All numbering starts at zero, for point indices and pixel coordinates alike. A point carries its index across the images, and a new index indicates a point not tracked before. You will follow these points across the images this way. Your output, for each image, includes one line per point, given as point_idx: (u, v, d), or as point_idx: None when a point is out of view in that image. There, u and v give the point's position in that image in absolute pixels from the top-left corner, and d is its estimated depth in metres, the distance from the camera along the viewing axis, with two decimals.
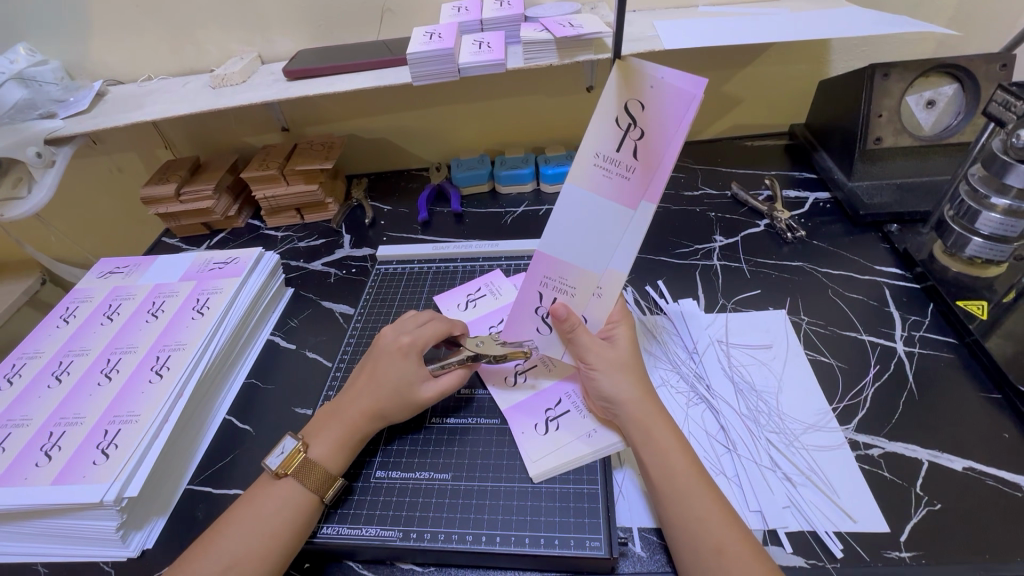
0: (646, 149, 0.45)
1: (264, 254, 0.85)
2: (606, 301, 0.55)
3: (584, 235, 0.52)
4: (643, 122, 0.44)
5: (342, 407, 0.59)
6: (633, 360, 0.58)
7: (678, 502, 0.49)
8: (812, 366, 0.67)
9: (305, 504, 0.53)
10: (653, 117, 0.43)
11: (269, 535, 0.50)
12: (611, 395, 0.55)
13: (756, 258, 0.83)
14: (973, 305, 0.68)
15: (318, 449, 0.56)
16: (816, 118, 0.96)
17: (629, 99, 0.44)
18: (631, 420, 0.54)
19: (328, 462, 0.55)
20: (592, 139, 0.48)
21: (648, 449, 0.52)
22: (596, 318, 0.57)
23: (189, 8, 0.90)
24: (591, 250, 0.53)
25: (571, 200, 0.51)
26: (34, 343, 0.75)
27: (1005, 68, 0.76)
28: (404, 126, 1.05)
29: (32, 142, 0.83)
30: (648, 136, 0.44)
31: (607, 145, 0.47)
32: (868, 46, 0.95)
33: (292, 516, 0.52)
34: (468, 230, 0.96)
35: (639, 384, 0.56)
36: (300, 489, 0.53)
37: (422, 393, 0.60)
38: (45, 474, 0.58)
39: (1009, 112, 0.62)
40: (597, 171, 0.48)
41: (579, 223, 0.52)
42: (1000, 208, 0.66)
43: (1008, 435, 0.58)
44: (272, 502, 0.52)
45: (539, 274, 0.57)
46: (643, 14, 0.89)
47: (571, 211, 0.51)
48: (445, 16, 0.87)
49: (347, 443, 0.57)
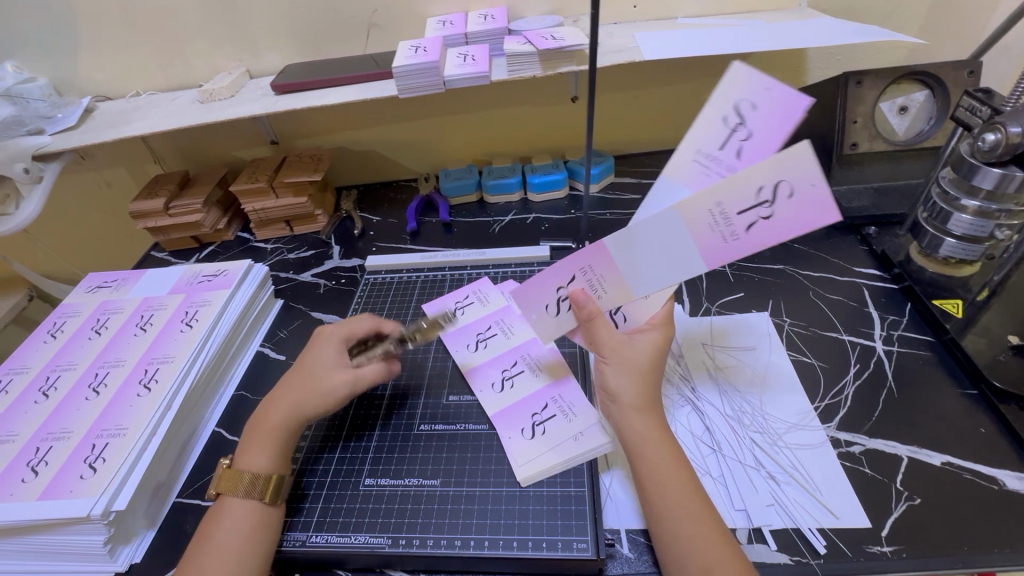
0: (763, 232, 0.43)
1: (254, 266, 0.86)
2: (651, 301, 0.58)
3: (650, 257, 0.49)
4: (781, 207, 0.42)
5: (265, 416, 0.59)
6: (651, 360, 0.55)
7: (669, 519, 0.49)
8: (794, 367, 0.68)
9: (259, 514, 0.53)
10: (788, 210, 0.42)
11: (230, 549, 0.50)
12: (618, 391, 0.54)
13: (739, 262, 0.84)
14: (948, 303, 0.70)
15: (249, 459, 0.56)
16: (795, 125, 0.98)
17: (783, 179, 0.41)
18: (629, 423, 0.53)
19: (259, 467, 0.55)
20: (722, 189, 0.43)
21: (642, 461, 0.52)
22: (635, 317, 0.59)
23: (177, 25, 0.91)
24: (652, 274, 0.50)
25: (665, 223, 0.47)
26: (20, 359, 0.75)
27: (972, 74, 0.79)
28: (392, 138, 1.07)
29: (20, 159, 0.84)
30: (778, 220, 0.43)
31: (731, 204, 0.44)
32: (843, 54, 0.98)
33: (246, 527, 0.52)
34: (456, 240, 0.97)
35: (647, 388, 0.54)
36: (245, 502, 0.53)
37: (339, 378, 0.61)
38: (32, 490, 0.58)
39: (975, 117, 0.64)
40: (707, 218, 0.45)
41: (656, 254, 0.49)
42: (970, 209, 0.67)
43: (984, 429, 0.59)
44: (224, 520, 0.52)
45: (585, 261, 0.53)
46: (623, 26, 0.91)
47: (671, 228, 0.47)
48: (430, 29, 0.88)
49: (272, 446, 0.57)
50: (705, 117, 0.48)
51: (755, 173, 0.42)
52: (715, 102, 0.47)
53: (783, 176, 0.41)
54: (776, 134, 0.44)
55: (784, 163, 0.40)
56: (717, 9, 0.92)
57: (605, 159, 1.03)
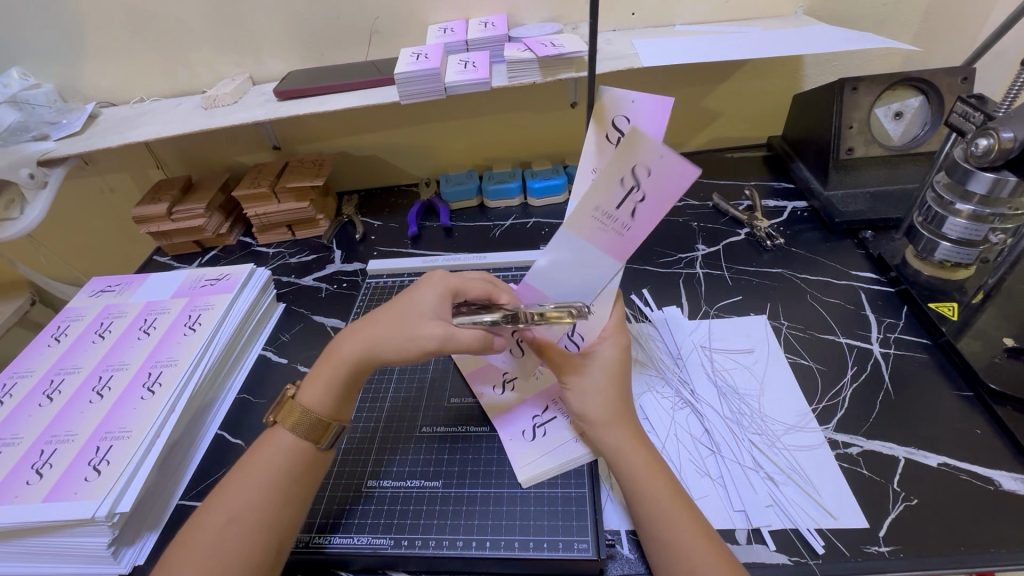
0: (645, 213, 0.46)
1: (256, 270, 0.86)
2: (598, 317, 0.58)
3: (573, 271, 0.55)
4: (648, 184, 0.45)
5: (337, 349, 0.58)
6: (614, 372, 0.57)
7: (652, 527, 0.49)
8: (792, 369, 0.69)
9: (300, 451, 0.54)
10: (655, 183, 0.44)
11: (267, 485, 0.51)
12: (582, 410, 0.57)
13: (737, 266, 0.85)
14: (943, 306, 0.71)
15: (309, 393, 0.57)
16: (792, 131, 0.99)
17: (635, 162, 0.44)
18: (602, 439, 0.54)
19: (316, 402, 0.56)
20: (592, 194, 0.49)
21: (621, 472, 0.53)
22: (589, 333, 0.58)
23: (182, 32, 0.92)
24: (590, 285, 0.55)
25: (566, 240, 0.53)
26: (24, 362, 0.75)
27: (966, 80, 0.80)
28: (394, 143, 1.08)
29: (25, 164, 0.85)
30: (650, 199, 0.46)
31: (607, 201, 0.48)
32: (838, 61, 0.99)
33: (289, 463, 0.53)
34: (457, 244, 0.98)
35: (613, 401, 0.56)
36: (292, 437, 0.54)
37: (427, 328, 0.54)
38: (36, 492, 0.58)
39: (969, 122, 0.66)
40: (593, 223, 0.50)
41: (582, 270, 0.55)
42: (965, 213, 0.68)
43: (980, 430, 0.60)
44: (270, 450, 0.54)
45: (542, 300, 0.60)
46: (622, 34, 0.93)
47: (572, 240, 0.53)
48: (431, 37, 0.89)
49: (334, 384, 0.57)
50: (604, 178, 0.47)
51: (608, 172, 0.46)
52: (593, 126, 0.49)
53: (632, 161, 0.44)
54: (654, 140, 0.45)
55: (630, 147, 0.43)
56: (714, 16, 0.93)
57: None
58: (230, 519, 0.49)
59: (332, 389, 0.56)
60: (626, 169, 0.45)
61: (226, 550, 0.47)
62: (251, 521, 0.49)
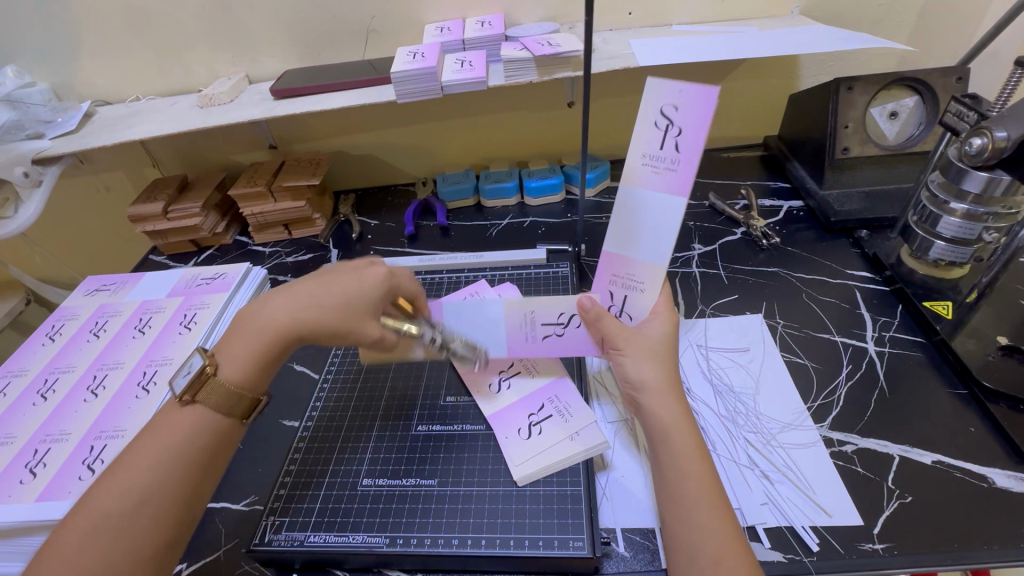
0: (687, 145, 0.50)
1: (252, 268, 0.86)
2: (649, 292, 0.59)
3: (640, 233, 0.56)
4: (680, 119, 0.49)
5: (263, 318, 0.55)
6: (667, 348, 0.57)
7: (682, 506, 0.48)
8: (788, 368, 0.69)
9: (217, 426, 0.51)
10: (687, 116, 0.49)
11: (178, 462, 0.48)
12: (639, 377, 0.55)
13: (733, 265, 0.85)
14: (938, 305, 0.71)
15: (229, 367, 0.52)
16: (788, 130, 1.00)
17: (662, 104, 0.49)
18: (654, 408, 0.53)
19: (237, 379, 0.52)
20: (636, 144, 0.52)
21: (665, 445, 0.52)
22: (640, 309, 0.59)
23: (177, 30, 0.92)
24: (654, 244, 0.56)
25: (629, 202, 0.55)
26: (18, 361, 0.75)
27: (961, 80, 0.81)
28: (391, 142, 1.07)
29: (20, 163, 0.84)
30: (686, 132, 0.49)
31: (650, 147, 0.51)
32: (834, 61, 0.99)
33: (203, 442, 0.49)
34: (454, 243, 0.98)
35: (667, 374, 0.55)
36: (206, 412, 0.50)
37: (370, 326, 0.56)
38: (30, 491, 0.58)
39: (963, 122, 0.66)
40: (648, 173, 0.53)
41: (643, 230, 0.56)
42: (959, 212, 0.69)
43: (974, 428, 0.60)
44: (181, 427, 0.49)
45: (609, 272, 0.60)
46: (619, 33, 0.93)
47: (634, 204, 0.55)
48: (428, 36, 0.89)
49: (257, 359, 0.54)
50: (637, 127, 0.51)
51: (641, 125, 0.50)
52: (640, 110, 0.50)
53: (660, 102, 0.49)
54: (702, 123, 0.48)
55: (653, 92, 0.49)
56: (710, 16, 0.93)
57: (601, 163, 1.04)
58: (138, 505, 0.45)
59: (251, 360, 0.53)
60: (657, 113, 0.50)
61: (139, 530, 0.44)
62: (166, 503, 0.46)
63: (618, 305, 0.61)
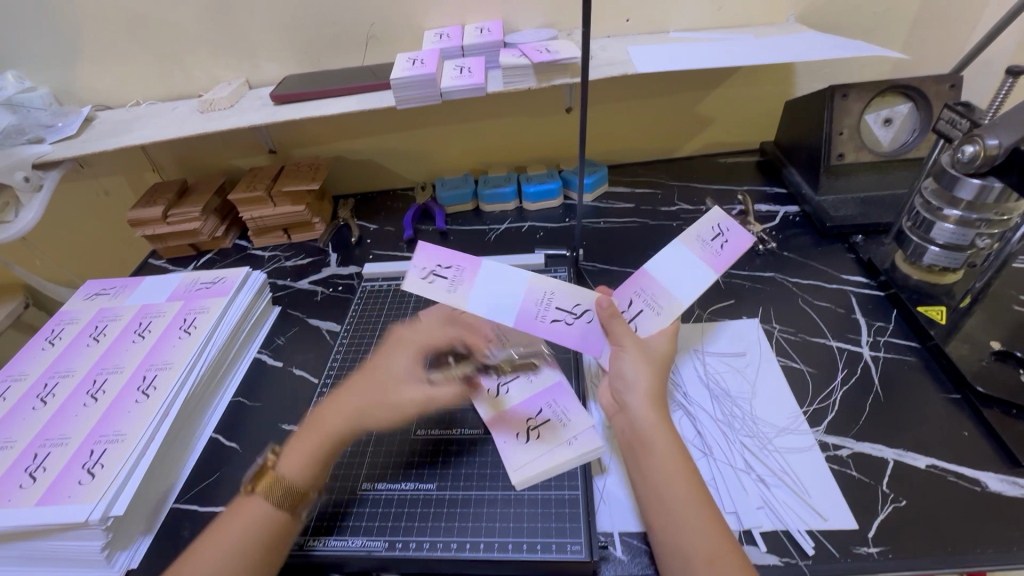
0: (731, 247, 0.64)
1: (252, 273, 0.86)
2: (662, 318, 0.62)
3: (669, 278, 0.64)
4: (730, 234, 0.65)
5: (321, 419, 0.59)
6: (663, 357, 0.59)
7: (672, 509, 0.49)
8: (784, 372, 0.69)
9: (276, 524, 0.52)
10: (736, 233, 0.65)
11: (236, 550, 0.50)
12: (631, 377, 0.57)
13: (730, 270, 0.86)
14: (932, 310, 0.72)
15: (288, 460, 0.56)
16: (784, 136, 1.01)
17: (724, 220, 0.65)
18: (641, 411, 0.55)
19: (296, 470, 0.55)
20: (696, 226, 0.65)
21: (649, 447, 0.53)
22: (648, 326, 0.62)
23: (178, 36, 0.92)
24: (678, 284, 0.63)
25: (671, 257, 0.65)
26: (18, 365, 0.75)
27: (954, 88, 0.82)
28: (390, 147, 1.08)
29: (20, 167, 0.85)
30: (731, 242, 0.65)
31: (702, 233, 0.65)
32: (830, 68, 1.00)
33: (262, 532, 0.51)
34: (453, 248, 0.99)
35: (655, 378, 0.57)
36: (267, 509, 0.53)
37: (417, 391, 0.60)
38: (29, 495, 0.58)
39: (956, 129, 0.67)
40: (696, 247, 0.65)
41: (675, 274, 0.64)
42: (953, 218, 0.69)
43: (967, 433, 0.60)
44: (243, 518, 0.52)
45: (635, 286, 0.65)
46: (616, 39, 0.94)
47: (675, 258, 0.65)
48: (427, 42, 0.90)
49: (316, 457, 0.56)
50: (700, 219, 0.65)
51: (700, 220, 0.65)
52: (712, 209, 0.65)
53: (724, 216, 0.65)
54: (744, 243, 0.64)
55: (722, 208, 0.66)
56: (707, 23, 0.94)
57: (599, 168, 1.05)
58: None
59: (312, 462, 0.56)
60: (716, 220, 0.65)
61: None
62: None
63: (630, 315, 0.63)
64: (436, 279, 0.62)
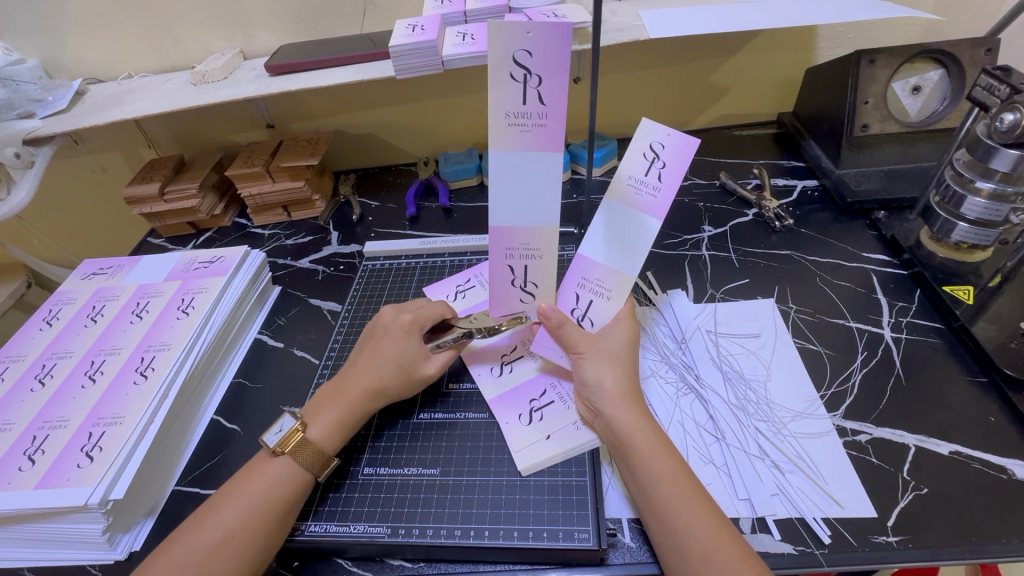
0: (670, 175, 0.52)
1: (250, 252, 0.84)
2: (614, 301, 0.59)
3: (620, 237, 0.57)
4: (666, 154, 0.52)
5: (342, 384, 0.59)
6: (625, 351, 0.58)
7: (665, 507, 0.48)
8: (800, 355, 0.67)
9: (300, 483, 0.53)
10: (671, 154, 0.52)
11: (264, 510, 0.50)
12: (598, 379, 0.56)
13: (745, 248, 0.83)
14: (959, 290, 0.68)
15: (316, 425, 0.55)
16: (803, 106, 0.96)
17: (651, 140, 0.52)
18: (614, 413, 0.53)
19: (323, 436, 0.55)
20: (626, 166, 0.54)
21: (632, 449, 0.51)
22: (602, 316, 0.60)
23: (167, 4, 0.88)
24: (631, 246, 0.57)
25: (612, 214, 0.56)
26: (16, 346, 0.74)
27: (990, 52, 0.76)
28: (391, 120, 1.04)
29: (10, 143, 0.82)
30: (669, 165, 0.52)
31: (636, 172, 0.54)
32: (853, 33, 0.95)
33: (287, 501, 0.51)
34: (457, 225, 0.96)
35: (622, 376, 0.56)
36: (293, 468, 0.53)
37: (421, 370, 0.60)
38: (29, 478, 0.57)
39: (993, 96, 0.62)
40: (634, 193, 0.54)
41: (620, 238, 0.57)
42: (985, 191, 0.65)
43: (993, 418, 0.58)
44: (267, 478, 0.52)
45: (578, 274, 0.61)
46: (627, 4, 0.89)
47: (616, 215, 0.56)
48: (428, 7, 0.85)
49: (341, 422, 0.56)
50: (628, 155, 0.54)
51: (629, 161, 0.53)
52: (637, 135, 0.52)
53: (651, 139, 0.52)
54: (678, 170, 0.52)
55: (644, 130, 0.52)
56: None
57: (608, 142, 1.00)
58: (218, 547, 0.47)
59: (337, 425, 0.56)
60: (646, 145, 0.53)
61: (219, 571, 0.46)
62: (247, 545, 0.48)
63: (582, 309, 0.60)
64: (520, 81, 0.46)
